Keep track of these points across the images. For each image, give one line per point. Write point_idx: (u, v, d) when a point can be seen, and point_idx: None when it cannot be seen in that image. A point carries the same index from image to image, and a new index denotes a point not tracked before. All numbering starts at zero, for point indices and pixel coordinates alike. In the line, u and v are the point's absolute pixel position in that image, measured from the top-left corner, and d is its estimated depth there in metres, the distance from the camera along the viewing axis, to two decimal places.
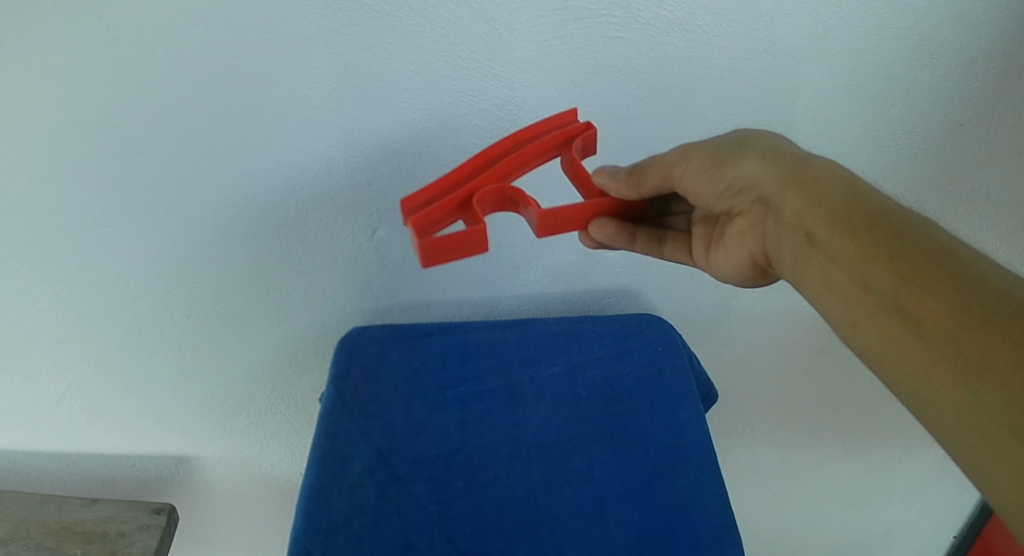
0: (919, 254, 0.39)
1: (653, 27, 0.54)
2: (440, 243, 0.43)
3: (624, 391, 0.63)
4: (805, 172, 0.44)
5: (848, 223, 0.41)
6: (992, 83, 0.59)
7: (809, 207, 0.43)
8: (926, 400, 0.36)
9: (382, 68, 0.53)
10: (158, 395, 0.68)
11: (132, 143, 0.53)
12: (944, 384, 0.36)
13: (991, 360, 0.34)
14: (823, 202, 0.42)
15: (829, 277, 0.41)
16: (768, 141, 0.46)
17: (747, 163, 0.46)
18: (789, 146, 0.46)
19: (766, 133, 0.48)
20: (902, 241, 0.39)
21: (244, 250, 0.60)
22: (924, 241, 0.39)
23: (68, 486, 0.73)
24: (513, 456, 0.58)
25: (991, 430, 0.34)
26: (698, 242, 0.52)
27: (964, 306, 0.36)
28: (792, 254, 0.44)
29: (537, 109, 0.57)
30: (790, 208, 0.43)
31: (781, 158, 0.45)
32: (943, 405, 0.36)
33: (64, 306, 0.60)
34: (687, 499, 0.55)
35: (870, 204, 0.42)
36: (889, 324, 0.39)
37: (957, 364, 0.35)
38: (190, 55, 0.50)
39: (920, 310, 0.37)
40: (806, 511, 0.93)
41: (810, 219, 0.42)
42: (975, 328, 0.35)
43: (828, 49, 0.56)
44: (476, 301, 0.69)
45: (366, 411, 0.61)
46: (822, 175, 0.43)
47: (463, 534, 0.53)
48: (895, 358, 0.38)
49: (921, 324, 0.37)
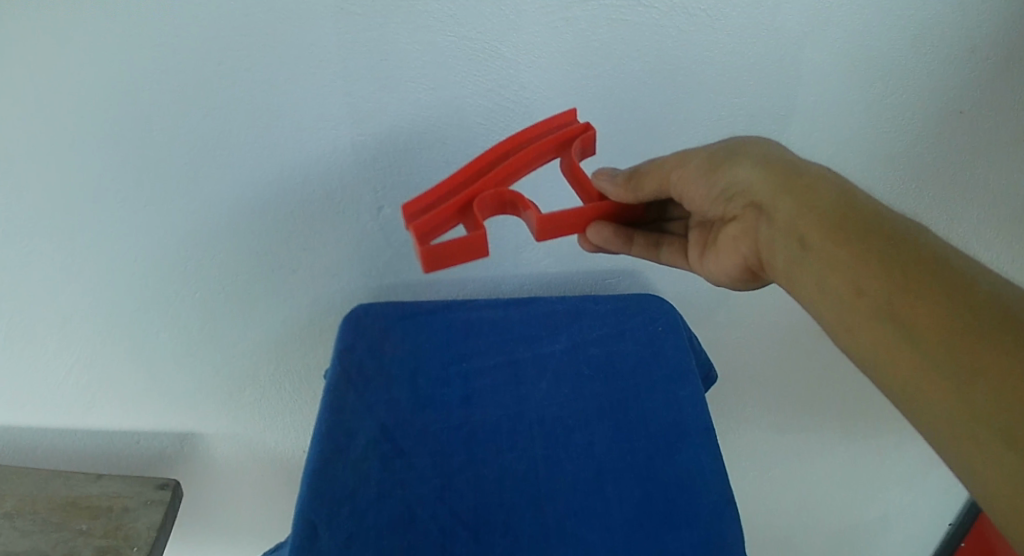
0: (912, 261, 0.39)
1: (659, 9, 0.53)
2: (442, 249, 0.43)
3: (626, 368, 0.63)
4: (796, 178, 0.44)
5: (838, 230, 0.41)
6: (1003, 68, 0.58)
7: (801, 214, 0.42)
8: (916, 404, 0.37)
9: (388, 47, 0.52)
10: (163, 371, 0.68)
11: (139, 121, 0.53)
12: (936, 391, 0.36)
13: (980, 366, 0.35)
14: (814, 206, 0.42)
15: (823, 282, 0.41)
16: (762, 148, 0.46)
17: (740, 170, 0.45)
18: (779, 153, 0.46)
19: (761, 140, 0.47)
20: (895, 247, 0.39)
21: (248, 227, 0.60)
22: (915, 246, 0.39)
23: (75, 460, 0.74)
24: (515, 431, 0.59)
25: (985, 438, 0.34)
26: (694, 246, 0.52)
27: (955, 313, 0.36)
28: (784, 259, 0.43)
29: (543, 91, 0.56)
30: (783, 215, 0.43)
31: (774, 164, 0.45)
32: (935, 412, 0.36)
33: (70, 282, 0.60)
34: (686, 475, 0.56)
35: (862, 210, 0.42)
36: (882, 330, 0.38)
37: (948, 370, 0.36)
38: (198, 34, 0.50)
39: (912, 316, 0.37)
40: (804, 494, 0.94)
41: (803, 227, 0.42)
42: (968, 335, 0.36)
43: (836, 32, 0.55)
44: (480, 280, 0.69)
45: (371, 385, 0.61)
46: (815, 182, 0.43)
47: (465, 506, 0.54)
48: (886, 363, 0.38)
49: (913, 330, 0.37)
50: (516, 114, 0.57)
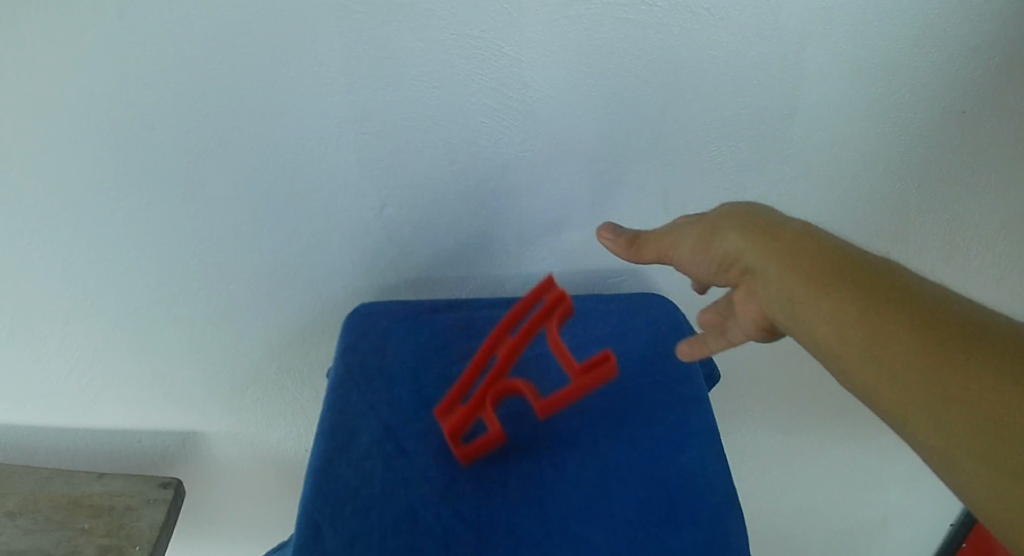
0: (904, 314, 0.39)
1: (662, 7, 0.53)
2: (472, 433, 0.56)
3: (630, 367, 0.63)
4: (782, 242, 0.44)
5: (827, 292, 0.41)
6: (1009, 66, 0.58)
7: (789, 280, 0.43)
8: (932, 461, 0.37)
9: (391, 45, 0.52)
10: (165, 370, 0.68)
11: (141, 119, 0.53)
12: (940, 443, 0.37)
13: (986, 413, 0.35)
14: (802, 269, 0.42)
15: (824, 347, 0.41)
16: (746, 214, 0.47)
17: (727, 239, 0.46)
18: (763, 215, 0.47)
19: (750, 202, 0.48)
20: (885, 302, 0.40)
21: (250, 226, 0.60)
22: (903, 298, 0.40)
23: (78, 458, 0.74)
24: (518, 431, 0.59)
25: (1001, 483, 0.35)
26: (718, 311, 0.50)
27: (952, 361, 0.37)
28: (788, 324, 0.44)
29: (546, 89, 0.56)
30: (773, 281, 0.44)
31: (758, 227, 0.45)
32: (948, 469, 0.37)
33: (73, 280, 0.60)
34: (690, 475, 0.56)
35: (850, 266, 0.42)
36: (887, 389, 0.39)
37: (952, 430, 0.36)
38: (200, 32, 0.49)
39: (914, 371, 0.38)
40: (807, 494, 0.94)
41: (793, 292, 0.42)
42: (967, 383, 0.36)
43: (841, 30, 0.55)
44: (483, 279, 0.68)
45: (374, 384, 0.61)
46: (797, 242, 0.43)
47: (468, 506, 0.54)
48: (898, 420, 0.38)
49: (917, 385, 0.37)
50: (519, 113, 0.57)
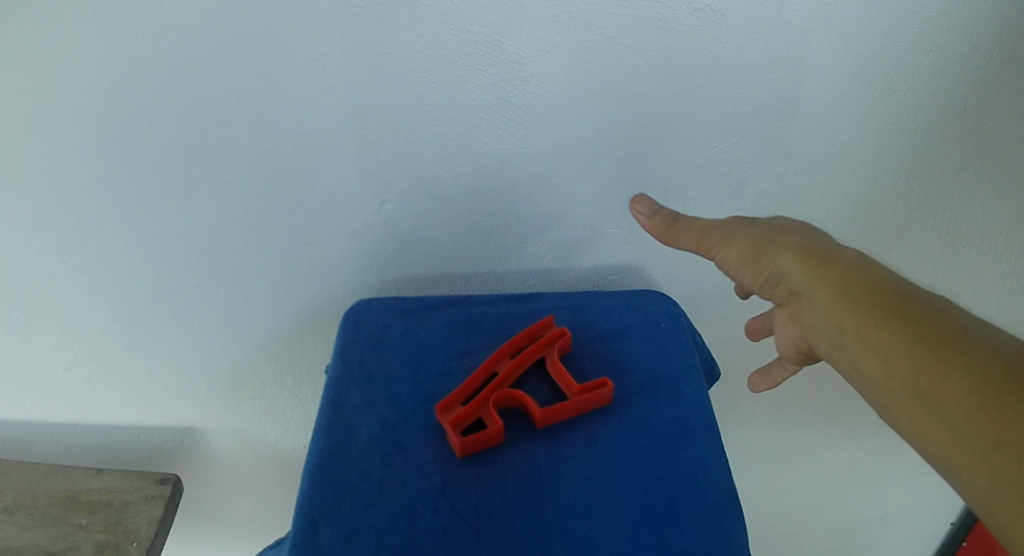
0: (937, 340, 0.44)
1: (663, 4, 0.53)
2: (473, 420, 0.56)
3: (629, 365, 0.63)
4: (826, 263, 0.49)
5: (867, 312, 0.46)
6: (1012, 64, 0.58)
7: (835, 302, 0.47)
8: (954, 472, 0.42)
9: (391, 40, 0.52)
10: (163, 366, 0.68)
11: (138, 113, 0.52)
12: (963, 462, 0.41)
13: (1004, 438, 0.40)
14: (844, 291, 0.47)
15: (859, 363, 0.46)
16: (801, 238, 0.50)
17: (781, 260, 0.50)
18: (813, 239, 0.51)
19: (801, 226, 0.52)
20: (923, 331, 0.44)
21: (249, 222, 0.60)
22: (940, 328, 0.44)
23: (77, 453, 0.74)
24: (517, 428, 0.59)
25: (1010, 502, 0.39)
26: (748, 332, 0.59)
27: (979, 390, 0.41)
28: (828, 343, 0.48)
29: (546, 85, 0.56)
30: (820, 302, 0.48)
31: (810, 251, 0.49)
32: (960, 475, 0.41)
33: (70, 275, 0.60)
34: (690, 473, 0.55)
35: (892, 294, 0.46)
36: (914, 406, 0.43)
37: (975, 446, 0.41)
38: (196, 27, 0.49)
39: (942, 393, 0.42)
40: (806, 492, 0.94)
41: (834, 310, 0.47)
42: (990, 410, 0.41)
43: (844, 27, 0.55)
44: (482, 275, 0.68)
45: (372, 381, 0.61)
46: (844, 270, 0.48)
47: (466, 503, 0.54)
48: (921, 436, 0.43)
49: (943, 406, 0.42)
50: (519, 109, 0.57)
